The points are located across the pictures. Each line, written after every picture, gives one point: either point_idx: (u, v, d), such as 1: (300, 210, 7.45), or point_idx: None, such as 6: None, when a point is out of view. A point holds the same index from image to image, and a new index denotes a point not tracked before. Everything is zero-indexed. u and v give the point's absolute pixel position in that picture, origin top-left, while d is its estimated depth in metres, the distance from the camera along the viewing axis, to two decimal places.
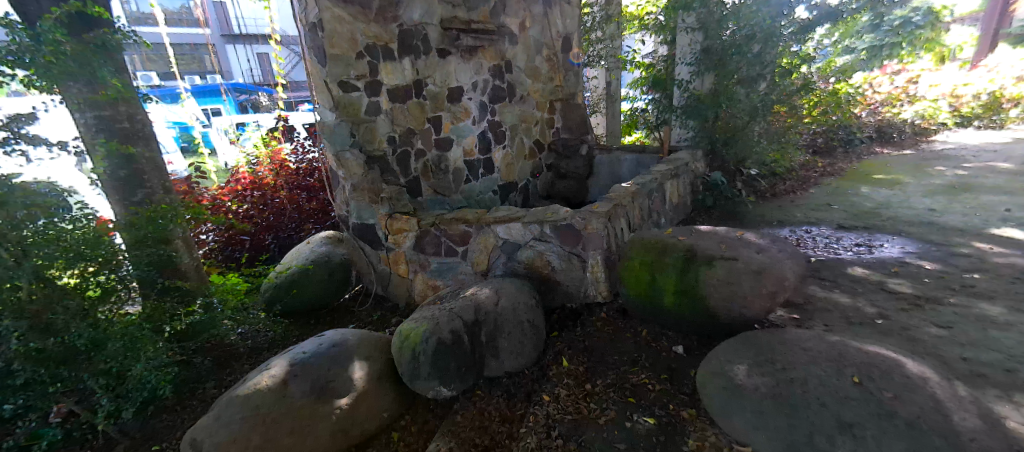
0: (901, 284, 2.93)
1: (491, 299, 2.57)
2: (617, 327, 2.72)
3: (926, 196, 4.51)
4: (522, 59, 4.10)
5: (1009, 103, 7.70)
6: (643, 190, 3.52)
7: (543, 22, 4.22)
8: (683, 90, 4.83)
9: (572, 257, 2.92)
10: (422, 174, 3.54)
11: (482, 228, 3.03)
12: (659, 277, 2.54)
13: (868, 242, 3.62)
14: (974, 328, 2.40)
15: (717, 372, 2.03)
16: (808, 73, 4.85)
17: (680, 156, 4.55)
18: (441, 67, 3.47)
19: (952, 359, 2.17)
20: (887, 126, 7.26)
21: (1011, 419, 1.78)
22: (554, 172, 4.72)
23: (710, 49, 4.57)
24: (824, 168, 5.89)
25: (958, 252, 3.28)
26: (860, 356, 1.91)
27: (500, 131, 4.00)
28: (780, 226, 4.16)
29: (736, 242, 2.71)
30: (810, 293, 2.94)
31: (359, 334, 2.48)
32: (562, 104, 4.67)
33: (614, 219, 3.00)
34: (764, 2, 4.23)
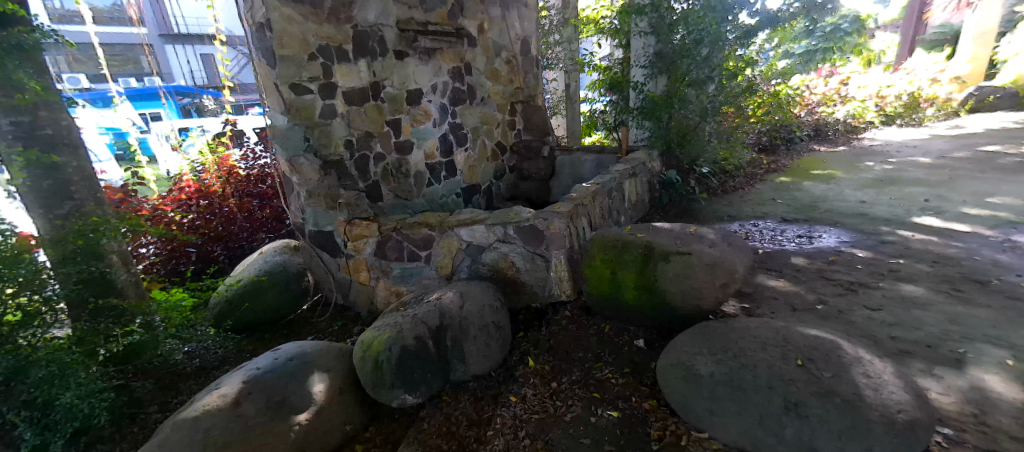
0: (837, 271, 3.12)
1: (455, 302, 2.55)
2: (581, 324, 2.75)
3: (858, 189, 4.85)
4: (481, 62, 4.08)
5: (926, 103, 8.51)
6: (603, 190, 3.60)
7: (502, 24, 4.21)
8: (639, 91, 4.96)
9: (536, 257, 2.93)
10: (382, 179, 3.47)
11: (445, 232, 3.00)
12: (620, 273, 2.61)
13: (810, 233, 3.85)
14: (900, 308, 2.60)
15: (675, 362, 2.09)
16: (752, 76, 5.04)
17: (637, 156, 4.66)
18: (398, 69, 3.40)
19: (883, 338, 2.34)
20: (824, 126, 7.72)
21: (932, 391, 1.95)
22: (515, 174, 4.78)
23: (663, 53, 4.75)
24: (769, 165, 6.23)
25: (886, 239, 3.55)
26: (805, 338, 2.02)
27: (461, 133, 3.97)
28: (730, 221, 4.35)
29: (689, 237, 2.82)
30: (759, 283, 3.08)
31: (318, 347, 2.39)
32: (523, 106, 4.66)
33: (576, 219, 3.05)
34: (710, 8, 4.41)
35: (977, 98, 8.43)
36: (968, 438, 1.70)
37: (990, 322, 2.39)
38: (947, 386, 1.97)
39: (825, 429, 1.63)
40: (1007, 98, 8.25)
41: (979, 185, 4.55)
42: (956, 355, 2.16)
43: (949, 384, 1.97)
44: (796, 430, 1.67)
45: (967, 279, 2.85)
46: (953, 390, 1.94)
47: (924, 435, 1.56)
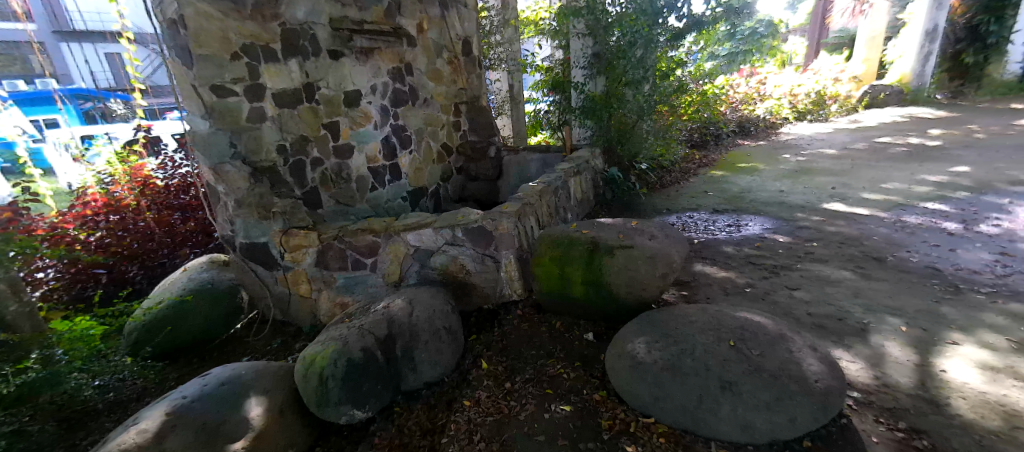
0: (763, 256, 3.35)
1: (404, 310, 2.47)
2: (532, 323, 2.76)
3: (777, 180, 5.25)
4: (422, 62, 3.98)
5: (831, 100, 9.40)
6: (549, 189, 3.64)
7: (442, 24, 4.13)
8: (579, 91, 5.07)
9: (486, 259, 2.90)
10: (321, 185, 3.30)
11: (391, 237, 2.89)
12: (568, 270, 2.66)
13: (738, 222, 4.11)
14: (815, 286, 2.84)
15: (622, 352, 2.15)
16: (682, 77, 5.29)
17: (581, 154, 4.76)
18: (334, 69, 3.24)
19: (802, 315, 2.55)
20: (747, 122, 8.29)
21: (843, 360, 2.16)
22: (463, 175, 4.75)
23: (601, 53, 4.89)
24: (700, 160, 6.60)
25: (804, 225, 3.86)
26: (738, 319, 2.14)
27: (405, 135, 3.86)
28: (668, 214, 4.55)
29: (631, 231, 2.92)
30: (695, 271, 3.24)
31: (253, 367, 2.23)
32: (466, 107, 4.62)
33: (524, 218, 3.07)
34: (642, 11, 4.60)
35: (872, 94, 9.41)
36: (873, 400, 1.90)
37: (889, 294, 2.67)
38: (855, 354, 2.18)
39: (756, 403, 1.75)
40: (895, 95, 9.27)
41: (876, 173, 5.07)
42: (861, 325, 2.40)
43: (858, 353, 2.18)
44: (731, 408, 1.77)
45: (869, 256, 3.16)
46: (860, 357, 2.16)
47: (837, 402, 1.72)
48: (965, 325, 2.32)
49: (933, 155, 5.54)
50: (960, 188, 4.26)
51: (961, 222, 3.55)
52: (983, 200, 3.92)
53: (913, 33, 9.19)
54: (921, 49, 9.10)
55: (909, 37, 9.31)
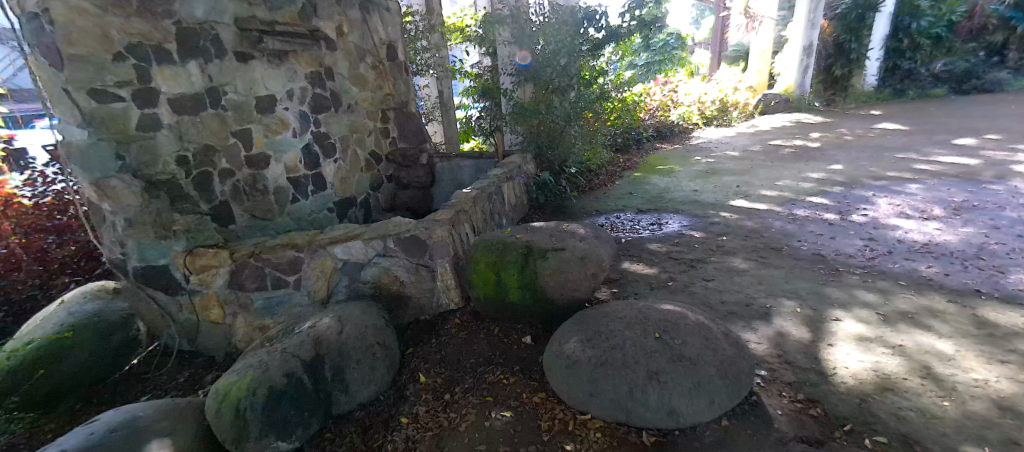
0: (682, 251, 3.60)
1: (332, 329, 2.32)
2: (471, 331, 2.72)
3: (690, 180, 5.68)
4: (343, 66, 3.78)
5: (732, 107, 10.39)
6: (482, 195, 3.63)
7: (364, 28, 3.97)
8: (508, 98, 5.13)
9: (420, 268, 2.81)
10: (232, 198, 3.02)
11: (316, 252, 2.71)
12: (504, 275, 2.66)
13: (660, 220, 4.37)
14: (726, 277, 3.10)
15: (558, 352, 2.18)
16: (604, 85, 5.55)
17: (514, 159, 4.81)
18: (242, 72, 2.97)
19: (716, 303, 2.76)
20: (664, 127, 8.91)
21: (751, 342, 2.36)
22: (394, 183, 4.58)
23: (528, 61, 4.98)
24: (624, 163, 6.96)
25: (716, 220, 4.20)
26: (662, 310, 2.26)
27: (328, 143, 3.63)
28: (598, 215, 4.74)
29: (563, 234, 2.99)
30: (624, 269, 3.39)
31: (153, 407, 1.98)
32: (395, 113, 4.48)
33: (458, 225, 3.03)
34: (564, 21, 4.77)
35: (765, 102, 10.55)
36: (778, 375, 2.10)
37: (785, 279, 2.97)
38: (761, 336, 2.40)
39: (679, 389, 1.86)
40: (783, 102, 10.45)
41: (770, 172, 5.67)
42: (765, 309, 2.65)
43: (763, 334, 2.40)
44: (658, 397, 1.86)
45: (769, 247, 3.51)
46: (765, 338, 2.38)
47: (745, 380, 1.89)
48: (845, 302, 2.64)
49: (816, 154, 6.30)
50: (836, 184, 4.88)
51: (838, 213, 4.06)
52: (853, 194, 4.52)
53: (794, 49, 10.37)
54: (801, 63, 10.30)
55: (790, 54, 10.47)
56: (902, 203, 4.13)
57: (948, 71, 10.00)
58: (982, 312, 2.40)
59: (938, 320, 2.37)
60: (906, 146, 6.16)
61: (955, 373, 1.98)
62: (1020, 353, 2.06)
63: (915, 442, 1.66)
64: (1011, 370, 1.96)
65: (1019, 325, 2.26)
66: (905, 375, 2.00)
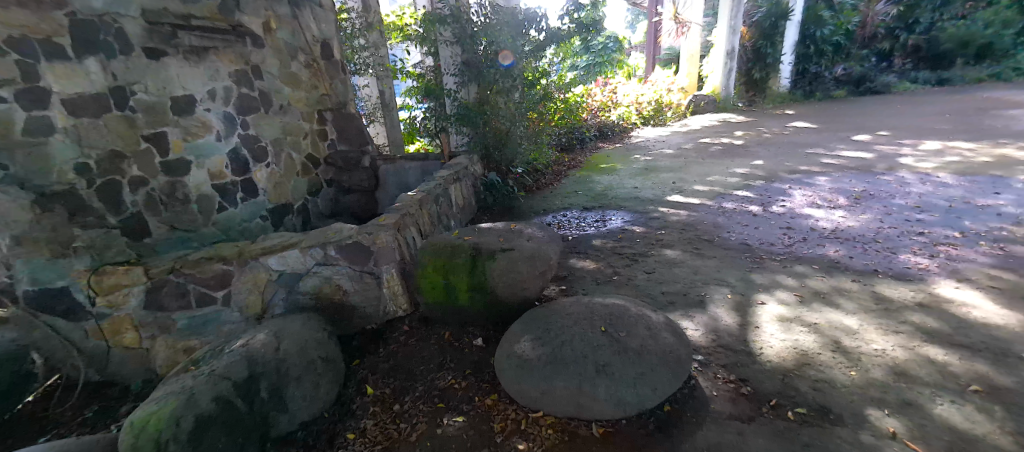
0: (625, 246, 3.73)
1: (267, 345, 2.16)
2: (421, 337, 2.65)
3: (631, 177, 5.91)
4: (272, 64, 3.56)
5: (667, 108, 10.95)
6: (428, 197, 3.56)
7: (294, 24, 3.76)
8: (453, 99, 5.08)
9: (365, 276, 2.70)
10: (146, 209, 2.76)
11: (248, 264, 2.53)
12: (453, 278, 2.63)
13: (604, 217, 4.52)
14: (665, 268, 3.25)
15: (509, 353, 2.18)
16: (547, 86, 5.64)
17: (460, 160, 4.76)
18: (153, 70, 2.73)
19: (657, 294, 2.89)
20: (606, 127, 9.22)
21: (688, 329, 2.50)
22: (335, 188, 4.36)
23: (470, 62, 4.93)
24: (570, 162, 7.12)
25: (655, 215, 4.40)
26: (607, 304, 2.33)
27: (258, 146, 3.42)
28: (545, 214, 4.81)
29: (511, 234, 3.02)
30: (571, 266, 3.46)
31: (56, 449, 1.75)
32: (333, 114, 4.28)
33: (404, 229, 2.97)
34: (504, 22, 4.82)
35: (695, 103, 11.22)
36: (713, 359, 2.24)
37: (717, 269, 3.17)
38: (697, 323, 2.54)
39: (626, 380, 1.92)
40: (710, 103, 11.17)
41: (702, 168, 6.03)
42: (700, 297, 2.81)
43: (698, 322, 2.55)
44: (606, 389, 1.91)
45: (703, 238, 3.73)
46: (700, 324, 2.53)
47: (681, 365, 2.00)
48: (768, 287, 2.86)
49: (742, 151, 6.79)
50: (760, 178, 5.29)
51: (761, 205, 4.40)
52: (773, 187, 4.92)
53: (720, 53, 11.07)
54: (725, 66, 11.03)
55: (716, 55, 11.22)
56: (813, 194, 4.55)
57: (846, 74, 11.22)
58: (879, 289, 2.69)
59: (844, 298, 2.63)
60: (815, 143, 6.80)
61: (859, 345, 2.21)
62: (909, 323, 2.33)
63: (829, 410, 1.83)
64: (903, 338, 2.22)
65: (909, 298, 2.55)
66: (819, 350, 2.20)
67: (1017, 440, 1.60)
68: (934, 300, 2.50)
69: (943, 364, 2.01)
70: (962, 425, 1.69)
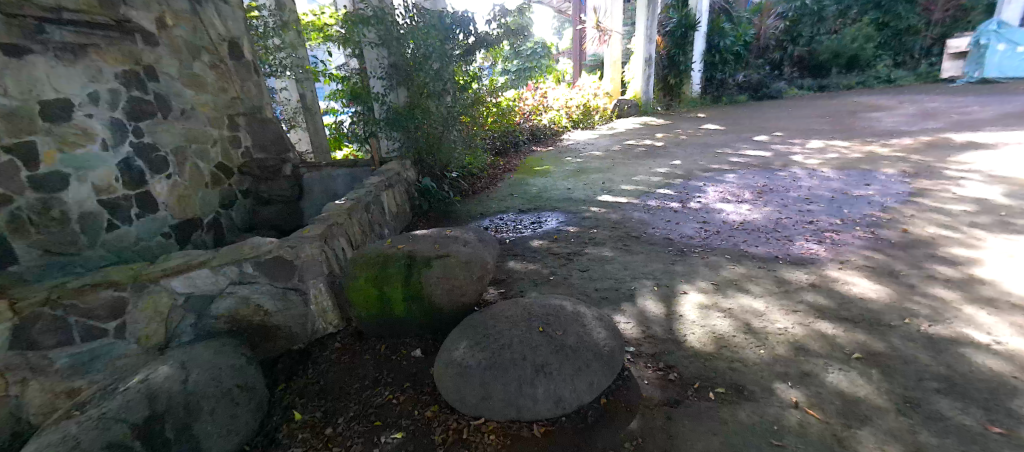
0: (560, 246, 3.82)
1: (173, 378, 1.94)
2: (355, 353, 2.54)
3: (564, 179, 6.08)
4: (169, 65, 3.21)
5: (594, 112, 11.40)
6: (358, 205, 3.41)
7: (195, 21, 3.42)
8: (381, 103, 4.91)
9: (288, 293, 2.52)
10: (12, 232, 2.37)
11: (147, 288, 2.21)
12: (387, 288, 2.54)
13: (540, 219, 4.59)
14: (598, 265, 3.37)
15: (447, 361, 2.14)
16: (479, 89, 5.62)
17: (391, 166, 4.59)
18: (16, 70, 2.33)
19: (591, 291, 2.99)
20: (538, 130, 9.41)
21: (620, 322, 2.61)
22: (252, 199, 4.05)
23: (398, 65, 4.77)
24: (505, 166, 7.18)
25: (588, 215, 4.55)
26: (544, 305, 2.36)
27: (157, 156, 3.08)
28: (482, 218, 4.80)
29: (446, 239, 2.98)
30: (508, 268, 3.48)
31: None
32: (245, 119, 3.92)
33: (331, 240, 2.83)
34: (432, 25, 4.74)
35: (620, 107, 11.81)
36: (643, 349, 2.36)
37: (645, 263, 3.34)
38: (628, 316, 2.66)
39: (564, 377, 1.96)
40: (632, 107, 11.85)
41: (628, 168, 6.36)
42: (630, 291, 2.95)
43: (629, 315, 2.67)
44: (544, 389, 1.93)
45: (631, 235, 3.92)
46: (631, 317, 2.66)
47: (613, 359, 2.08)
48: (689, 277, 3.06)
49: (663, 152, 7.25)
50: (679, 176, 5.67)
51: (680, 201, 4.72)
52: (690, 184, 5.30)
53: (639, 60, 11.74)
54: (645, 72, 11.72)
55: (636, 62, 11.90)
56: (724, 190, 4.96)
57: (747, 81, 12.40)
58: (780, 273, 2.99)
59: (752, 283, 2.90)
60: (724, 143, 7.44)
61: (766, 325, 2.43)
62: (805, 302, 2.62)
63: (742, 387, 2.00)
64: (801, 316, 2.48)
65: (804, 280, 2.86)
66: (733, 333, 2.39)
67: (890, 398, 1.84)
68: (823, 280, 2.83)
69: (832, 336, 2.27)
70: (849, 389, 1.92)
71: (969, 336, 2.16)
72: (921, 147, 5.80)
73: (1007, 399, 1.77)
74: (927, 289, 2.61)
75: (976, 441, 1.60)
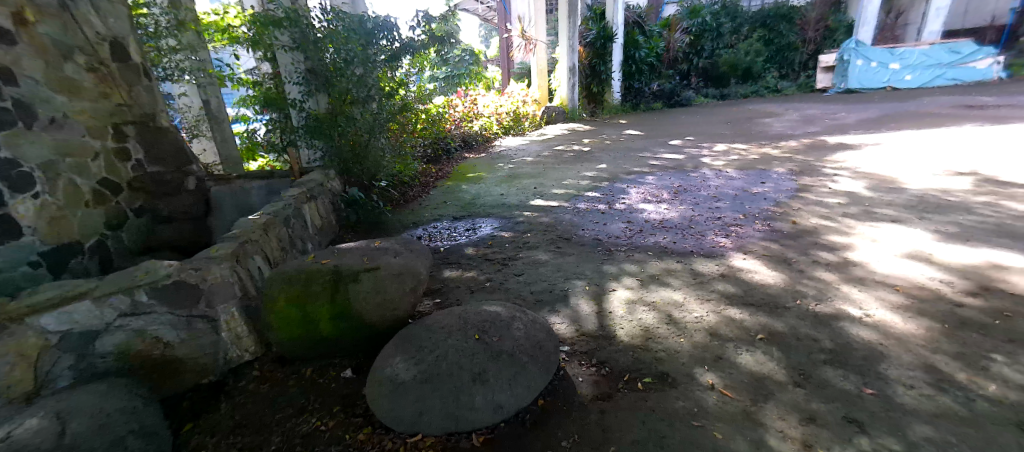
0: (495, 252, 3.84)
1: (46, 431, 1.66)
2: (276, 380, 2.35)
3: (497, 185, 6.12)
4: (33, 67, 2.77)
5: (524, 118, 11.61)
6: (276, 220, 3.17)
7: (66, 18, 2.99)
8: (299, 110, 4.61)
9: (193, 321, 2.26)
10: None
11: (9, 329, 1.84)
12: (312, 308, 2.42)
13: (474, 226, 4.58)
14: (533, 269, 3.43)
15: (381, 378, 2.07)
16: (406, 96, 5.49)
17: (313, 176, 4.31)
18: None
19: (526, 295, 3.03)
20: (469, 137, 9.40)
21: (555, 323, 2.67)
22: (148, 217, 3.61)
23: (315, 70, 4.52)
24: (437, 173, 7.09)
25: (521, 220, 4.61)
26: (480, 312, 2.35)
27: (19, 173, 2.67)
28: (415, 227, 4.68)
29: (375, 252, 2.92)
30: (443, 277, 3.42)
31: None
32: (135, 128, 3.49)
33: (244, 259, 2.61)
34: (352, 29, 4.55)
35: (548, 114, 12.15)
36: (577, 348, 2.42)
37: (576, 264, 3.46)
38: (562, 317, 2.73)
39: (502, 383, 1.97)
40: (559, 114, 12.25)
41: (558, 173, 6.55)
42: (564, 292, 3.03)
43: (563, 316, 2.74)
44: (482, 397, 1.93)
45: (563, 238, 4.03)
46: (565, 317, 2.72)
47: (549, 360, 2.12)
48: (617, 275, 3.21)
49: (590, 157, 7.57)
50: (605, 180, 5.95)
51: (607, 203, 4.94)
52: (615, 187, 5.57)
53: (563, 69, 12.15)
54: (569, 80, 12.15)
55: (560, 70, 12.31)
56: (646, 191, 5.29)
57: (661, 90, 13.35)
58: (696, 266, 3.24)
59: (672, 277, 3.10)
60: (644, 147, 7.93)
61: (685, 315, 2.61)
62: (718, 291, 2.85)
63: (667, 376, 2.12)
64: (714, 305, 2.69)
65: (716, 271, 3.12)
66: (657, 325, 2.54)
67: (788, 372, 2.06)
68: (731, 270, 3.10)
69: (739, 321, 2.50)
70: (756, 368, 2.12)
71: (847, 311, 2.49)
72: (804, 148, 6.60)
73: (877, 363, 2.05)
74: (814, 273, 2.96)
75: (856, 403, 1.84)
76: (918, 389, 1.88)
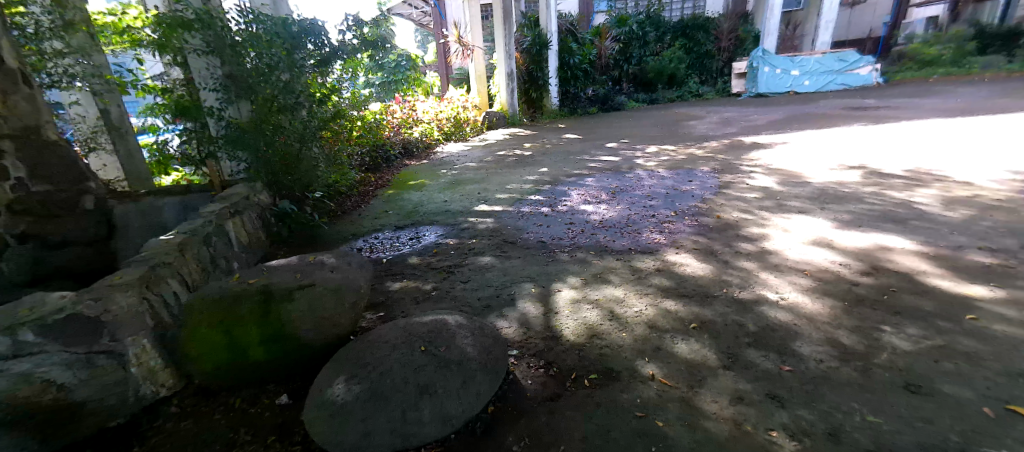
0: (440, 259, 3.77)
1: None
2: (201, 415, 2.15)
3: (440, 192, 6.03)
4: None
5: (465, 124, 11.56)
6: (194, 239, 2.92)
7: None
8: (218, 119, 4.33)
9: (96, 357, 1.95)
10: None
11: None
12: (239, 332, 2.26)
13: (417, 234, 4.48)
14: (479, 275, 3.41)
15: (321, 401, 1.95)
16: (339, 102, 5.26)
17: (237, 190, 4.06)
18: None
19: (473, 301, 3.01)
20: (410, 144, 9.20)
21: (502, 327, 2.67)
22: (36, 243, 3.15)
23: (234, 76, 4.23)
24: (376, 182, 6.86)
25: (466, 226, 4.58)
26: (425, 323, 2.30)
27: None
28: (354, 238, 4.50)
29: (310, 266, 2.81)
30: (386, 289, 3.31)
31: None
32: (15, 143, 3.05)
33: (155, 285, 2.35)
34: (274, 32, 4.28)
35: (488, 119, 12.19)
36: (525, 351, 2.43)
37: (521, 267, 3.48)
38: (510, 320, 2.74)
39: (450, 394, 1.93)
40: (499, 120, 12.34)
41: (501, 178, 6.58)
42: (511, 295, 3.04)
43: (510, 319, 2.75)
44: (430, 410, 1.87)
45: (507, 242, 4.05)
46: (512, 321, 2.73)
47: (497, 366, 2.10)
48: (561, 276, 3.28)
49: (531, 161, 7.69)
50: (547, 183, 6.06)
51: (550, 206, 5.03)
52: (557, 189, 5.69)
53: (501, 74, 12.22)
54: (508, 85, 12.25)
55: (498, 76, 12.40)
56: (585, 192, 5.45)
57: (595, 95, 13.85)
58: (634, 262, 3.38)
59: (613, 274, 3.21)
60: (583, 150, 8.19)
61: (626, 310, 2.71)
62: (655, 285, 3.00)
63: (612, 370, 2.19)
64: (651, 298, 2.82)
65: (651, 266, 3.28)
66: (601, 321, 2.62)
67: (718, 357, 2.20)
68: (666, 265, 3.27)
69: (675, 312, 2.64)
70: (690, 355, 2.24)
71: (766, 296, 2.71)
72: (724, 148, 7.13)
73: (792, 342, 2.25)
74: (737, 263, 3.19)
75: (776, 380, 1.99)
76: (826, 362, 2.09)
